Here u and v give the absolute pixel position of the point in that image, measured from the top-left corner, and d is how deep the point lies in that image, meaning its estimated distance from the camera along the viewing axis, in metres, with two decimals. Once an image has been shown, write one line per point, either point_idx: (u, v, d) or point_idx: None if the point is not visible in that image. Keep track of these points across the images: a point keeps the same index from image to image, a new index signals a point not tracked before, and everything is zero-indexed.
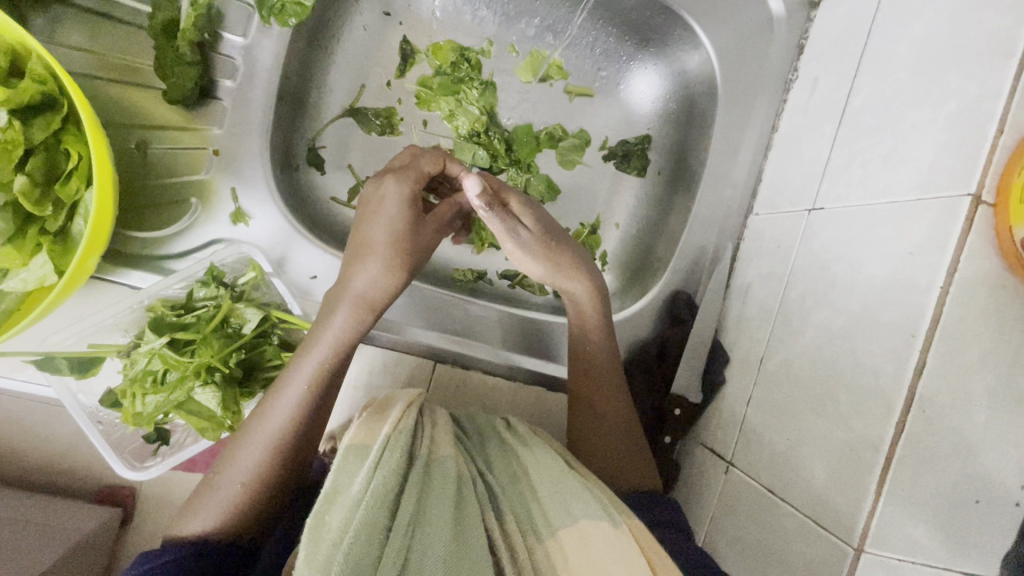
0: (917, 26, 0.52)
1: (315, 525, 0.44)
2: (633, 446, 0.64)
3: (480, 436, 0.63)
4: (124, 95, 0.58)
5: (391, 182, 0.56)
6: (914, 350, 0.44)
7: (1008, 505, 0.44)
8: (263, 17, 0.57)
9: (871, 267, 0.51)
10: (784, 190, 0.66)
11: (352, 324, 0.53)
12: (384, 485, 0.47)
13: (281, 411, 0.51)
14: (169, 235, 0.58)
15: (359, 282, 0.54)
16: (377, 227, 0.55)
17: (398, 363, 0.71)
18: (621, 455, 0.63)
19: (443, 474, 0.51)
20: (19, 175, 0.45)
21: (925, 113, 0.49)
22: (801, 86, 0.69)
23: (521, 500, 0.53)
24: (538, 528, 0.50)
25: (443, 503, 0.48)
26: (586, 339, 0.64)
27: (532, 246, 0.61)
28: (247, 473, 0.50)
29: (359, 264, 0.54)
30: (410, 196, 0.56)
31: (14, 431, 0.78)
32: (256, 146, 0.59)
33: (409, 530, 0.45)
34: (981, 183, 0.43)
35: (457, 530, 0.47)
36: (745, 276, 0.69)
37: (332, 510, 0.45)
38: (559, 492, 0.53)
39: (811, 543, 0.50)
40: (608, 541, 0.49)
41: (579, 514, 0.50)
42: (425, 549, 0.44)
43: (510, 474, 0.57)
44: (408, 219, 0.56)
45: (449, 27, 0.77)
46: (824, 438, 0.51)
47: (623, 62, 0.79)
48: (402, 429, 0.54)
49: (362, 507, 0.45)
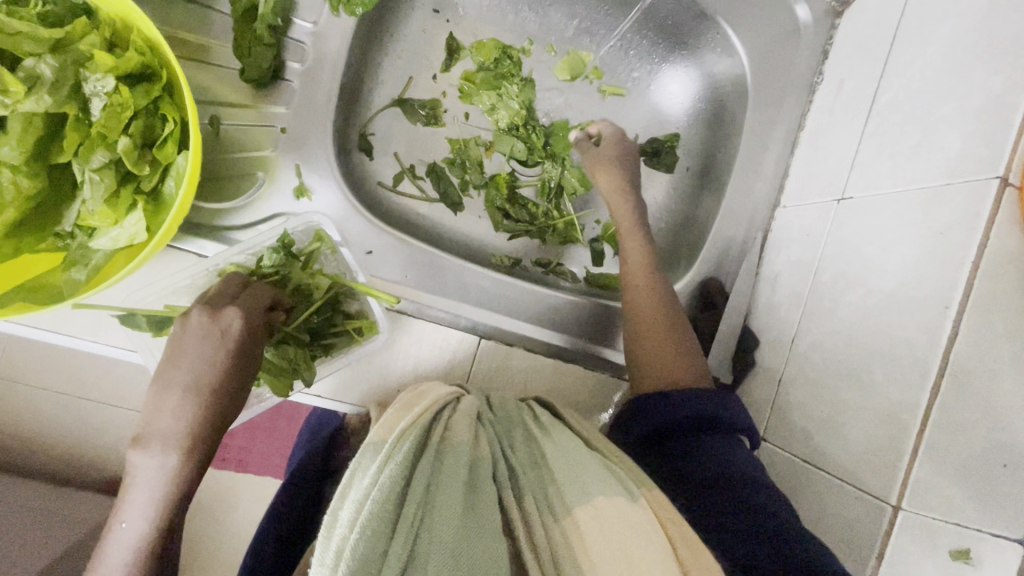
0: (941, 29, 0.57)
1: (332, 519, 0.45)
2: (685, 347, 0.66)
3: (507, 419, 0.61)
4: (199, 75, 0.62)
5: (220, 317, 0.51)
6: (946, 321, 0.48)
7: None
8: (333, 6, 0.61)
9: (901, 248, 0.54)
10: (812, 183, 0.70)
11: (173, 474, 0.48)
12: (392, 478, 0.46)
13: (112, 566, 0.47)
14: (236, 206, 0.62)
15: (181, 429, 0.48)
16: (201, 369, 0.50)
17: (447, 338, 0.69)
18: (669, 347, 0.65)
19: (456, 459, 0.50)
20: (124, 136, 0.48)
21: (951, 107, 0.53)
22: (827, 88, 0.73)
23: (540, 482, 0.51)
24: (554, 506, 0.48)
25: (453, 485, 0.47)
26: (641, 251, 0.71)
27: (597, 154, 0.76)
28: None
29: (174, 410, 0.49)
30: (242, 327, 0.51)
31: (55, 406, 0.81)
32: (321, 127, 0.63)
33: (420, 512, 0.44)
34: (1008, 168, 0.47)
35: (467, 510, 0.45)
36: (775, 265, 0.72)
37: (345, 504, 0.46)
38: (577, 472, 0.51)
39: (850, 505, 0.53)
40: (620, 512, 0.47)
41: (594, 492, 0.48)
42: (436, 524, 0.43)
43: (531, 458, 0.55)
44: (242, 348, 0.51)
45: (492, 25, 0.81)
46: (859, 406, 0.54)
47: (656, 63, 0.83)
48: (420, 423, 0.54)
49: (372, 499, 0.44)
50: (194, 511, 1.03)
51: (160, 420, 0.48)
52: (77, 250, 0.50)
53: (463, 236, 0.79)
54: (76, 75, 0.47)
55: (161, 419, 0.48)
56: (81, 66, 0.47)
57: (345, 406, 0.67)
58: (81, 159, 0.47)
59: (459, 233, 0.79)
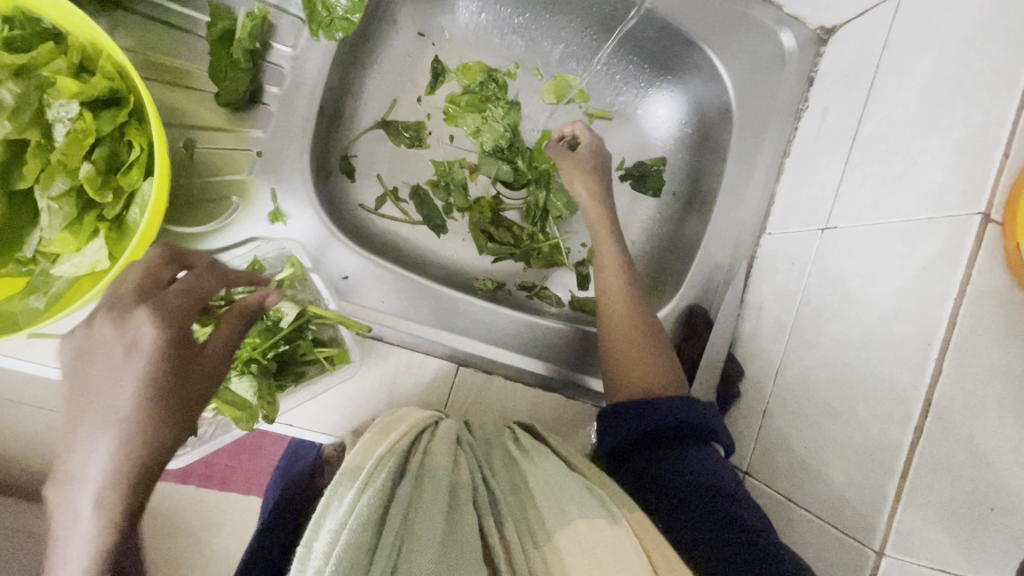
0: (923, 60, 0.57)
1: (305, 550, 0.42)
2: (660, 356, 0.64)
3: (485, 442, 0.59)
4: (175, 99, 0.61)
5: (138, 322, 0.42)
6: (929, 359, 0.47)
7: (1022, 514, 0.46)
8: (313, 30, 0.61)
9: (885, 281, 0.53)
10: (798, 210, 0.69)
11: (89, 531, 0.39)
12: (371, 503, 0.43)
13: None
14: (210, 230, 0.61)
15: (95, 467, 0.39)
16: (112, 395, 0.40)
17: (422, 367, 0.68)
18: (641, 357, 0.63)
19: (437, 484, 0.48)
20: (86, 164, 0.47)
21: (933, 139, 0.53)
22: (812, 115, 0.72)
23: (520, 506, 0.49)
24: (536, 532, 0.46)
25: (432, 511, 0.44)
26: (606, 246, 0.70)
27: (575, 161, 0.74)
28: None
29: (86, 444, 0.40)
30: (156, 337, 0.42)
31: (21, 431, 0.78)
32: (298, 151, 0.63)
33: (398, 541, 0.41)
34: (989, 203, 0.46)
35: (449, 536, 0.43)
36: (760, 292, 0.71)
37: (320, 535, 0.43)
38: (556, 494, 0.49)
39: (833, 547, 0.51)
40: (600, 536, 0.45)
41: (573, 515, 0.46)
42: (416, 551, 0.41)
43: (512, 482, 0.52)
44: (163, 360, 0.42)
45: (478, 48, 0.80)
46: (841, 443, 0.53)
47: (642, 88, 0.83)
48: (398, 447, 0.51)
49: (348, 527, 0.41)
50: (170, 536, 1.00)
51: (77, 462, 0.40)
52: (39, 277, 0.49)
53: (444, 260, 0.77)
54: (39, 100, 0.47)
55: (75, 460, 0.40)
56: (44, 91, 0.47)
57: (318, 434, 0.66)
58: (40, 186, 0.46)
59: (442, 256, 0.78)
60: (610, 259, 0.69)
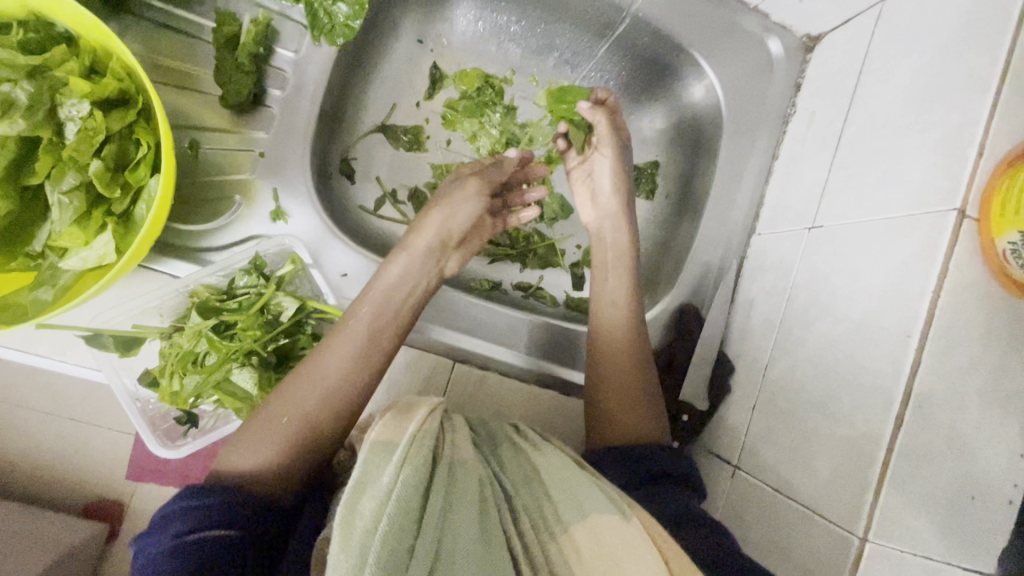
0: (904, 65, 0.59)
1: (347, 514, 0.43)
2: (650, 405, 0.65)
3: (490, 439, 0.60)
4: (181, 101, 0.63)
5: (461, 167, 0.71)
6: (908, 350, 0.48)
7: (995, 498, 0.47)
8: (315, 36, 0.62)
9: (868, 276, 0.55)
10: (785, 211, 0.71)
11: (401, 272, 0.59)
12: (412, 482, 0.45)
13: (330, 359, 0.52)
14: (214, 227, 0.62)
15: (380, 295, 0.57)
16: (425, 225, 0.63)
17: (419, 362, 0.71)
18: (631, 405, 0.65)
19: (467, 475, 0.50)
20: (95, 159, 0.49)
21: (913, 139, 0.55)
22: (799, 119, 0.74)
23: (534, 498, 0.51)
24: (552, 523, 0.48)
25: (466, 502, 0.47)
26: (620, 281, 0.69)
27: (614, 154, 0.72)
28: (296, 412, 0.49)
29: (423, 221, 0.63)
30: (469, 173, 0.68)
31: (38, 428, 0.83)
32: (300, 151, 0.64)
33: (437, 531, 0.44)
34: (964, 201, 0.48)
35: (481, 528, 0.45)
36: (749, 290, 0.72)
37: (362, 499, 0.44)
38: (571, 489, 0.51)
39: (818, 536, 0.52)
40: (620, 534, 0.47)
41: (590, 509, 0.48)
42: (456, 542, 0.43)
43: (521, 473, 0.54)
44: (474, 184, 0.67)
45: (475, 55, 0.83)
46: (825, 435, 0.54)
47: (636, 95, 0.85)
48: (427, 430, 0.52)
49: (393, 499, 0.43)
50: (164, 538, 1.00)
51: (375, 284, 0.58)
52: (47, 271, 0.51)
53: None
54: (53, 99, 0.49)
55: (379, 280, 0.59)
56: (57, 91, 0.49)
57: None
58: (52, 181, 0.48)
59: None
60: (624, 296, 0.69)
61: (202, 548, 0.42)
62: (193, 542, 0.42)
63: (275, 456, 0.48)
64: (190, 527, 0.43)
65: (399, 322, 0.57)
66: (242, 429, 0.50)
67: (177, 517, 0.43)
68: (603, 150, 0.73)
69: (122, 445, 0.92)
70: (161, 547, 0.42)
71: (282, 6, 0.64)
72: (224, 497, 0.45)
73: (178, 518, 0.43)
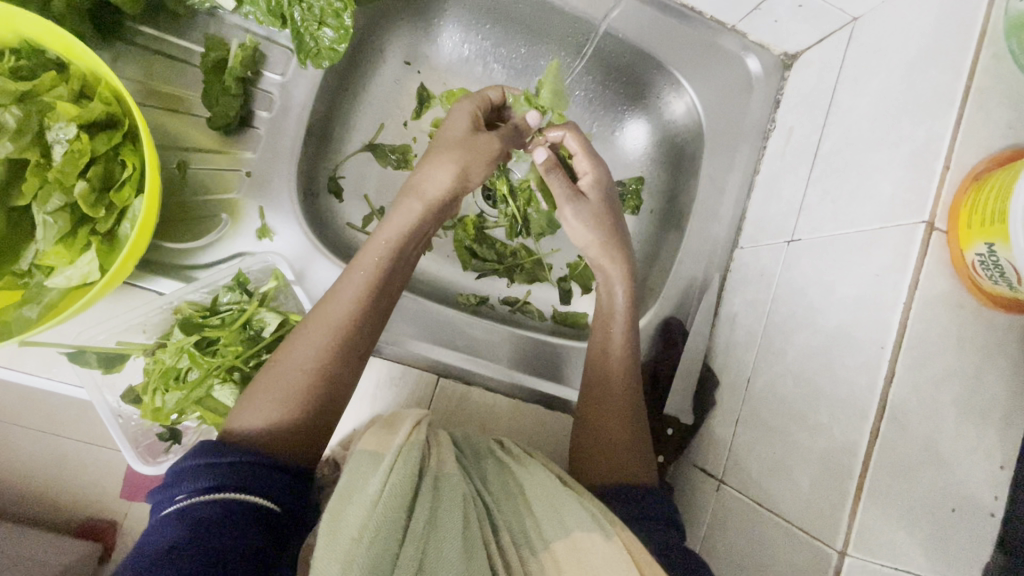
0: (874, 82, 0.60)
1: (333, 520, 0.43)
2: (636, 442, 0.65)
3: (474, 452, 0.60)
4: (170, 123, 0.65)
5: (462, 104, 0.68)
6: (882, 361, 0.49)
7: (965, 507, 0.48)
8: (301, 60, 0.65)
9: (844, 288, 0.55)
10: (766, 224, 0.72)
11: (408, 221, 0.60)
12: (399, 490, 0.46)
13: (341, 302, 0.54)
14: (200, 245, 0.63)
15: (386, 248, 0.58)
16: (433, 180, 0.62)
17: (404, 377, 0.71)
18: (614, 444, 0.64)
19: (453, 487, 0.50)
20: (80, 181, 0.51)
21: (884, 154, 0.56)
22: (778, 135, 0.75)
23: (516, 514, 0.51)
24: (532, 539, 0.48)
25: (451, 512, 0.47)
26: (611, 301, 0.71)
27: (585, 212, 0.71)
28: (308, 360, 0.51)
29: (434, 168, 0.62)
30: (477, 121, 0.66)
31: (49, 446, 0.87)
32: (285, 171, 0.66)
33: (422, 542, 0.44)
34: (932, 213, 0.49)
35: (466, 539, 0.45)
36: (732, 303, 0.73)
37: (348, 507, 0.44)
38: (554, 505, 0.50)
39: (799, 549, 0.51)
40: (601, 551, 0.46)
41: (572, 525, 0.48)
42: (440, 552, 0.43)
43: (505, 490, 0.54)
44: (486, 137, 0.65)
45: (461, 76, 0.84)
46: (805, 448, 0.54)
47: (619, 112, 0.86)
48: (414, 442, 0.52)
49: (380, 505, 0.44)
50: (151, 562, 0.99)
51: (378, 238, 0.59)
52: (34, 288, 0.53)
53: (430, 278, 0.80)
54: (40, 123, 0.51)
55: (379, 232, 0.60)
56: (45, 115, 0.51)
57: None
58: (38, 202, 0.50)
59: (428, 273, 0.80)
60: (622, 315, 0.69)
61: (212, 510, 0.43)
62: (204, 503, 0.44)
63: (286, 416, 0.49)
64: (204, 487, 0.44)
65: (400, 276, 0.59)
66: (253, 385, 0.51)
67: (191, 476, 0.45)
68: (564, 210, 0.72)
69: (111, 466, 0.92)
70: (177, 504, 0.44)
71: (269, 32, 0.67)
72: (239, 460, 0.46)
73: (191, 477, 0.45)
